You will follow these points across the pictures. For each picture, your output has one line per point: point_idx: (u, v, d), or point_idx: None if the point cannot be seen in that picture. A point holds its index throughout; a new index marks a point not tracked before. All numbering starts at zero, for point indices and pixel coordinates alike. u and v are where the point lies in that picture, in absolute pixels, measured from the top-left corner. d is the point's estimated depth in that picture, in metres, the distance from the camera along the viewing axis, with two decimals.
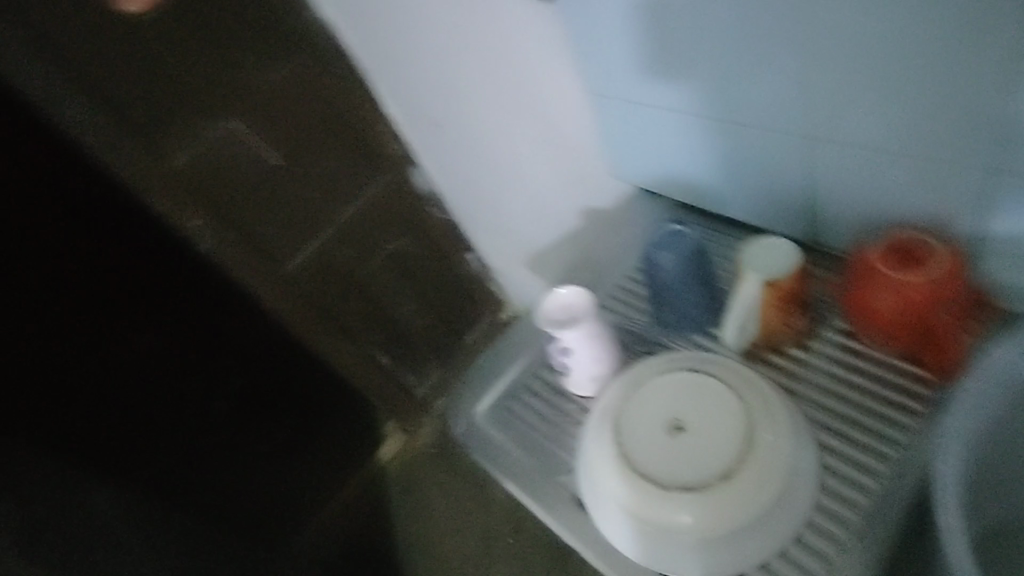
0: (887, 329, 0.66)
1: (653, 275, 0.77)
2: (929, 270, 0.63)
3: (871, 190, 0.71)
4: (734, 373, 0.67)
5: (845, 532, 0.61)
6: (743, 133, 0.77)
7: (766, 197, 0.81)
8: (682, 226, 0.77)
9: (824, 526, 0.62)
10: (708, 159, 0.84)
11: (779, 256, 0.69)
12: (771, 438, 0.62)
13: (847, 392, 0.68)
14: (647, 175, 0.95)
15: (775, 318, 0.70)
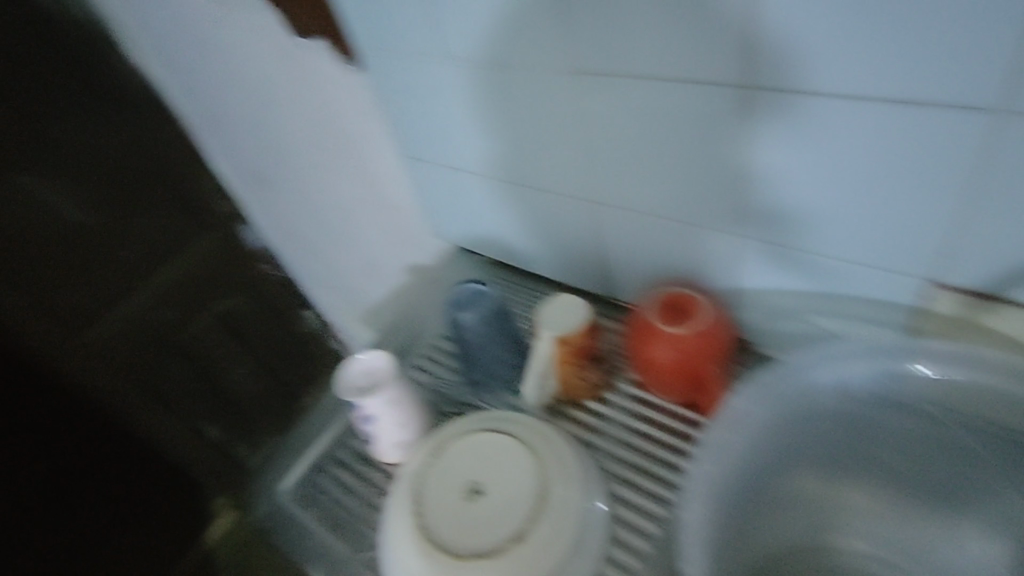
0: (664, 377, 0.70)
1: (458, 335, 0.77)
2: (695, 321, 0.68)
3: (639, 253, 0.76)
4: (530, 430, 0.69)
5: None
6: (534, 197, 0.82)
7: (563, 257, 0.86)
8: (483, 287, 0.78)
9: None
10: (510, 221, 0.89)
11: (569, 314, 0.71)
12: (561, 490, 0.63)
13: (637, 442, 0.72)
14: (464, 234, 0.99)
15: (570, 373, 0.73)
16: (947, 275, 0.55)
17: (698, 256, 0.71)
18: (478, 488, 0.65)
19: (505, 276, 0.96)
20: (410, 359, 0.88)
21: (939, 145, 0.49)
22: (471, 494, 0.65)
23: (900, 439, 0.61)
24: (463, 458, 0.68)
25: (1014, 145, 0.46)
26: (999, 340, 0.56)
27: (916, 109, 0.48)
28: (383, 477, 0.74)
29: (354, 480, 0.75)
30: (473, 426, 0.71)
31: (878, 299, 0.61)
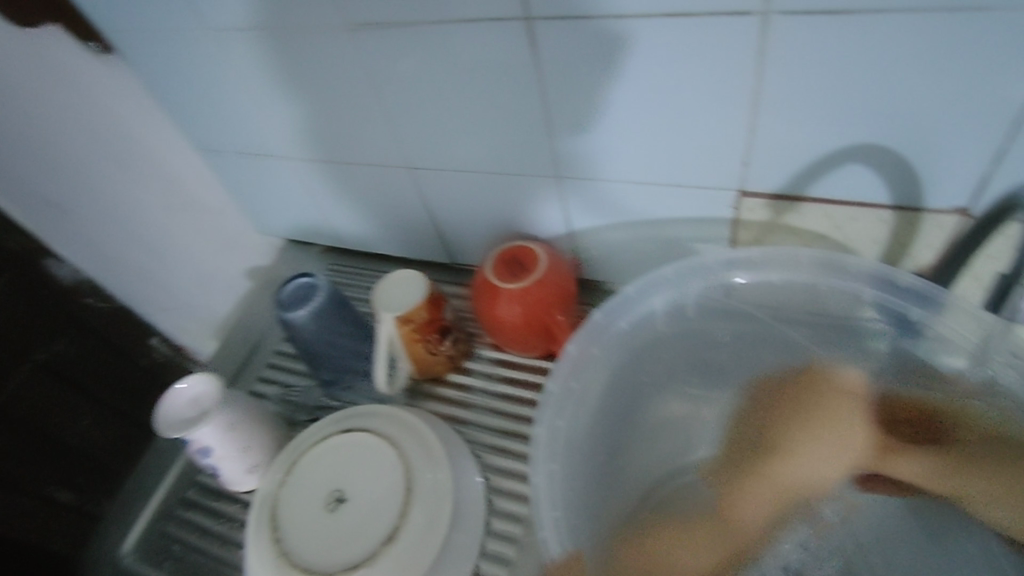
0: (517, 335, 0.68)
1: (295, 336, 0.70)
2: (535, 271, 0.65)
3: (470, 215, 0.73)
4: (390, 423, 0.65)
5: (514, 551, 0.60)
6: (351, 175, 0.76)
7: (399, 233, 0.81)
8: (312, 279, 0.71)
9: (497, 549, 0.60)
10: (336, 204, 0.82)
11: (405, 291, 0.67)
12: (427, 476, 0.60)
13: (504, 407, 0.70)
14: (292, 226, 0.90)
15: (421, 351, 0.68)
16: (753, 183, 0.56)
17: (530, 206, 0.69)
18: (341, 494, 0.60)
19: (346, 263, 0.89)
20: (254, 373, 0.80)
21: (719, 54, 0.48)
22: (333, 503, 0.60)
23: (740, 347, 0.64)
24: (321, 466, 0.63)
25: (785, 44, 0.46)
26: (809, 238, 0.59)
27: (692, 21, 0.47)
28: (240, 507, 0.67)
29: (207, 518, 0.67)
30: (328, 430, 0.66)
31: (701, 217, 0.61)
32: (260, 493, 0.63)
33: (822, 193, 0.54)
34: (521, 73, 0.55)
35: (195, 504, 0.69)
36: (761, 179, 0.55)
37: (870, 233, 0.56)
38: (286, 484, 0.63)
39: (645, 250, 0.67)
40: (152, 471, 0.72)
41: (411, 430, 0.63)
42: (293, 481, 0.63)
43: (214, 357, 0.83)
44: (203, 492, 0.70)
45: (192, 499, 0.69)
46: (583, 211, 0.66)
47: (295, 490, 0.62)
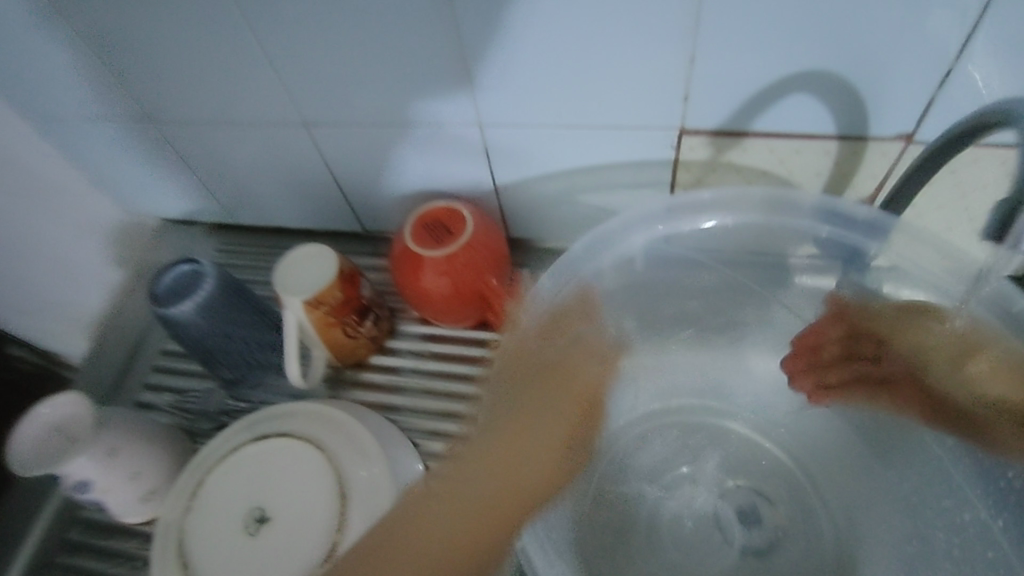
0: (448, 306, 0.61)
1: (181, 334, 0.59)
2: (461, 235, 0.58)
3: (378, 175, 0.64)
4: (312, 421, 0.56)
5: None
6: (230, 137, 0.64)
7: (296, 202, 0.71)
8: (193, 265, 0.60)
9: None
10: (216, 173, 0.69)
11: (310, 270, 0.57)
12: (365, 478, 0.52)
13: (440, 386, 0.63)
14: (165, 203, 0.77)
15: (340, 335, 0.60)
16: (693, 120, 0.51)
17: (447, 161, 0.60)
18: (260, 512, 0.52)
19: (237, 241, 0.77)
20: (139, 379, 0.68)
21: None
22: (253, 523, 0.51)
23: (686, 293, 0.61)
24: (230, 482, 0.54)
25: None
26: (750, 175, 0.55)
27: None
28: (140, 542, 0.57)
29: (100, 560, 0.57)
30: (234, 439, 0.56)
31: (639, 159, 0.56)
32: (160, 525, 0.53)
33: (766, 127, 0.51)
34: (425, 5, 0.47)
35: (82, 545, 0.58)
36: (702, 115, 0.51)
37: (812, 163, 0.53)
38: (190, 510, 0.53)
39: (578, 201, 0.62)
40: (21, 516, 0.60)
41: (335, 425, 0.55)
42: (198, 505, 0.53)
43: (85, 367, 0.70)
44: (90, 531, 0.58)
45: (77, 541, 0.58)
46: (508, 162, 0.59)
47: (203, 516, 0.52)
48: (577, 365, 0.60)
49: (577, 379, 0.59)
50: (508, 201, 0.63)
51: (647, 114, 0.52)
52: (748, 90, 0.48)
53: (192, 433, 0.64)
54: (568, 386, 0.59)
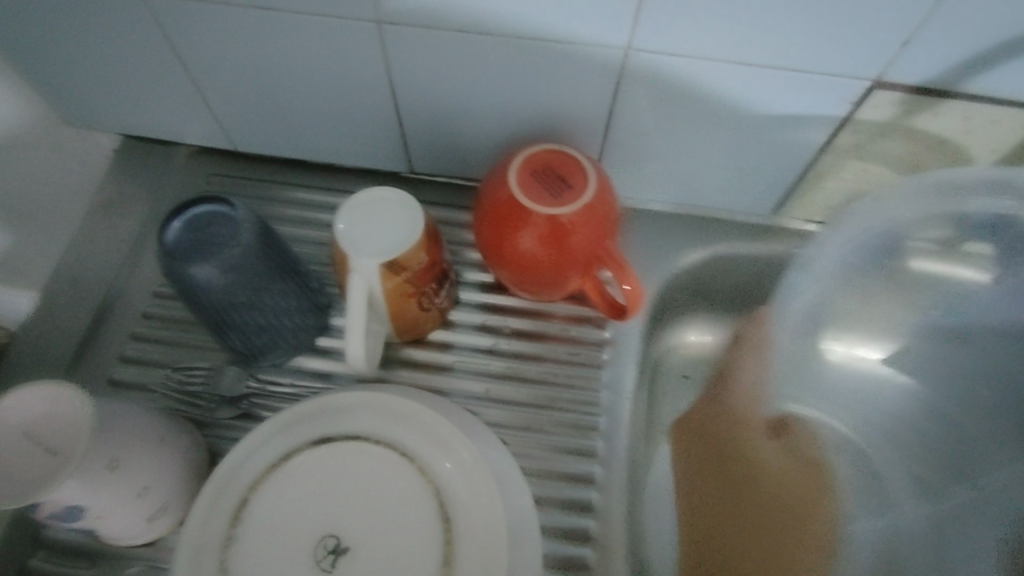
0: (544, 276, 0.48)
1: (192, 297, 0.43)
2: (583, 191, 0.46)
3: (461, 105, 0.50)
4: (377, 417, 0.44)
5: (590, 552, 0.46)
6: (262, 36, 0.47)
7: (332, 129, 0.55)
8: (213, 205, 0.43)
9: (564, 551, 0.46)
10: (225, 82, 0.52)
11: (387, 223, 0.43)
12: (459, 474, 0.43)
13: (524, 369, 0.52)
14: (137, 116, 0.58)
15: (411, 308, 0.47)
16: (894, 74, 0.42)
17: (559, 94, 0.48)
18: (334, 536, 0.40)
19: (238, 172, 0.61)
20: (116, 350, 0.53)
21: None
22: (325, 553, 0.40)
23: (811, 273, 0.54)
24: (287, 498, 0.42)
25: None
26: (922, 144, 0.48)
27: None
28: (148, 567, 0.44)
29: None
30: (284, 440, 0.43)
31: (805, 113, 0.47)
32: (190, 556, 0.40)
33: (977, 89, 0.42)
34: None
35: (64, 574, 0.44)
36: (909, 68, 0.42)
37: (1005, 135, 0.46)
38: (236, 536, 0.41)
39: (704, 158, 0.52)
40: None
41: (417, 422, 0.44)
42: (246, 529, 0.41)
43: (39, 332, 0.53)
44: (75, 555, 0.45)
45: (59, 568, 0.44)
46: (640, 97, 0.47)
47: (255, 542, 0.40)
48: (756, 449, 0.57)
49: (772, 469, 0.57)
50: (616, 151, 0.52)
51: (843, 61, 0.42)
52: (981, 43, 0.40)
53: (200, 424, 0.50)
54: (766, 476, 0.56)
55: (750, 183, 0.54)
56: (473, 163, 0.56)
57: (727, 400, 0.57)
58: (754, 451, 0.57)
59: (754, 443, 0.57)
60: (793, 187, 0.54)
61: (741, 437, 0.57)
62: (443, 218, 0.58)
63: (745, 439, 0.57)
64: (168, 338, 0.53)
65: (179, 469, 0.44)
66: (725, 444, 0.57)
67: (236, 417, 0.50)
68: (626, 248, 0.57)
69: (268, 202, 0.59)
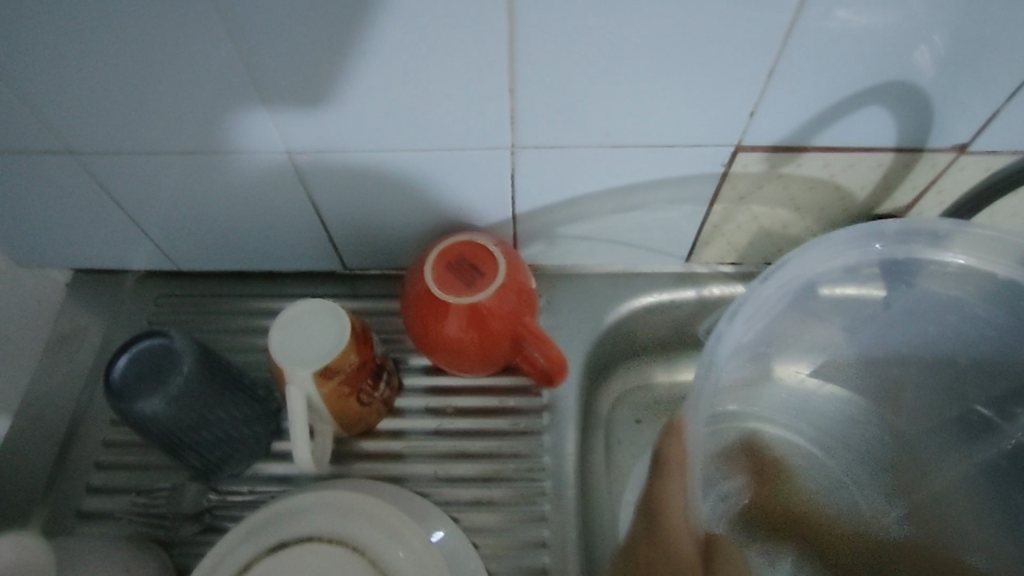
0: (472, 358, 0.52)
1: (141, 429, 0.46)
2: (495, 277, 0.50)
3: (376, 207, 0.54)
4: (330, 515, 0.47)
5: None
6: (184, 172, 0.51)
7: (265, 242, 0.59)
8: (156, 341, 0.47)
9: None
10: (157, 214, 0.56)
11: (316, 334, 0.46)
12: (410, 559, 0.46)
13: (469, 445, 0.55)
14: (82, 250, 0.62)
15: (352, 406, 0.50)
16: (749, 139, 0.47)
17: (463, 190, 0.53)
18: None
19: (184, 289, 0.64)
20: (80, 480, 0.55)
21: None
22: None
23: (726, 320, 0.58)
24: None
25: None
26: (794, 190, 0.53)
27: None
28: None
29: None
30: (244, 550, 0.46)
31: (686, 175, 0.51)
32: None
33: (827, 140, 0.47)
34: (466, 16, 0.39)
35: None
36: (759, 134, 0.47)
37: (866, 176, 0.51)
38: None
39: (607, 222, 0.56)
40: None
41: (364, 515, 0.47)
42: None
43: (6, 473, 0.56)
44: None
45: None
46: (535, 183, 0.52)
47: None
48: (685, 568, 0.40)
49: None
50: (527, 228, 0.56)
51: (704, 133, 0.47)
52: (817, 106, 0.45)
53: (168, 543, 0.52)
54: None
55: (656, 237, 0.58)
56: (400, 254, 0.60)
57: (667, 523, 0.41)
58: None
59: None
60: (697, 237, 0.58)
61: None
62: (381, 308, 0.62)
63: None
64: (131, 463, 0.55)
65: None
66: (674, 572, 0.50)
67: (202, 532, 0.52)
68: (555, 312, 0.61)
69: (215, 314, 0.63)
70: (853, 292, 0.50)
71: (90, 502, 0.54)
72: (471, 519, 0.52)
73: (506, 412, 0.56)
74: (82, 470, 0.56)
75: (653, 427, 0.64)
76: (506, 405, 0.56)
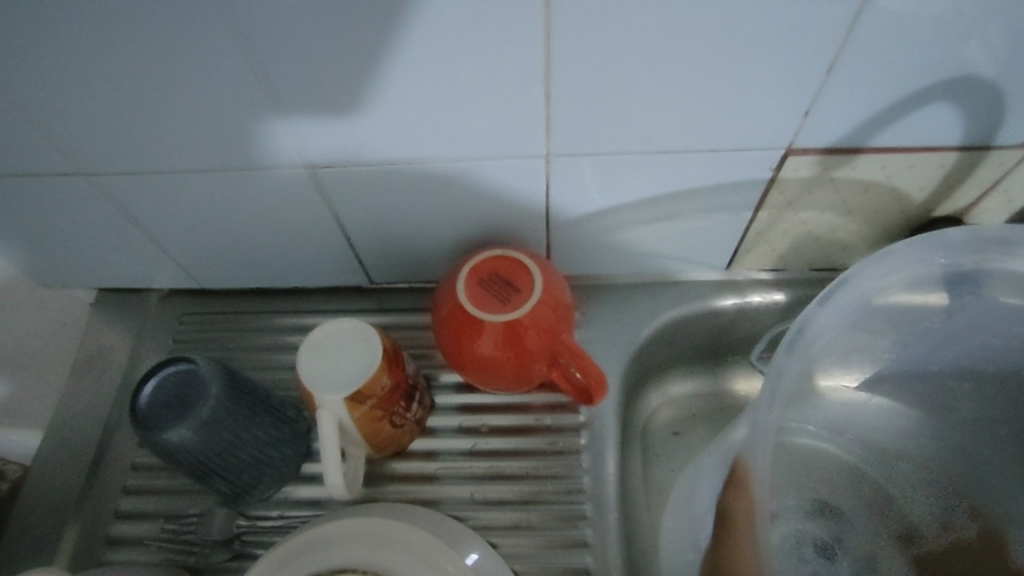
0: (506, 377, 0.49)
1: (168, 457, 0.45)
2: (530, 293, 0.47)
3: (404, 221, 0.52)
4: (366, 545, 0.45)
5: None
6: (207, 189, 0.50)
7: (291, 258, 0.58)
8: (182, 365, 0.46)
9: None
10: (181, 231, 0.55)
11: (347, 357, 0.45)
12: None
13: (505, 466, 0.52)
14: (105, 269, 0.61)
15: (384, 429, 0.48)
16: (800, 142, 0.45)
17: (495, 202, 0.50)
18: None
19: (208, 305, 0.63)
20: (108, 505, 0.54)
21: None
22: None
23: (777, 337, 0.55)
24: None
25: None
26: (845, 194, 0.49)
27: None
28: None
29: None
30: None
31: (730, 181, 0.49)
32: None
33: (886, 139, 0.44)
34: (502, 22, 0.37)
35: None
36: (810, 137, 0.44)
37: (924, 178, 0.48)
38: None
39: (645, 231, 0.53)
40: None
41: (399, 543, 0.45)
42: None
43: (34, 498, 0.55)
44: None
45: None
46: (571, 193, 0.49)
47: None
48: None
49: None
50: (561, 238, 0.54)
51: (753, 135, 0.44)
52: (876, 106, 0.42)
53: (197, 570, 0.51)
54: None
55: (697, 244, 0.55)
56: (429, 266, 0.58)
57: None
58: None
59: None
60: (740, 244, 0.55)
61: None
62: (410, 323, 0.60)
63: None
64: (159, 487, 0.54)
65: None
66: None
67: (232, 560, 0.51)
68: (590, 323, 0.59)
69: (241, 331, 0.62)
70: (916, 306, 0.47)
71: (118, 528, 0.53)
72: (510, 545, 0.50)
73: (543, 432, 0.54)
74: (110, 494, 0.54)
75: (695, 442, 0.61)
76: (542, 424, 0.54)
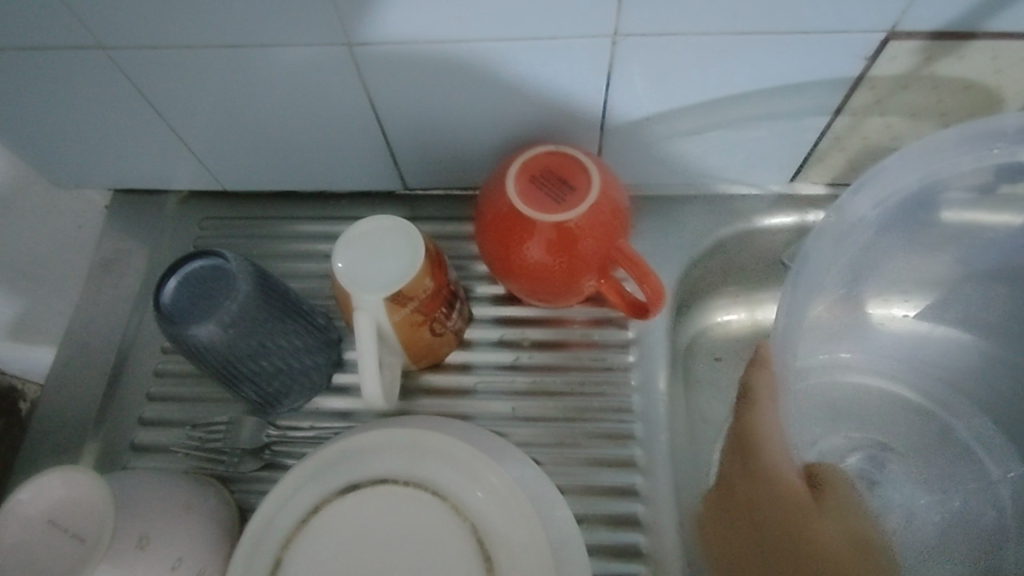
0: (556, 285, 0.46)
1: (194, 357, 0.42)
2: (587, 193, 0.43)
3: (447, 117, 0.48)
4: (406, 455, 0.43)
5: (643, 568, 0.44)
6: (229, 73, 0.45)
7: (320, 158, 0.53)
8: (209, 261, 0.42)
9: (615, 569, 0.44)
10: (202, 123, 0.50)
11: (386, 256, 0.41)
12: (489, 499, 0.42)
13: (549, 382, 0.49)
14: (119, 167, 0.56)
15: (424, 336, 0.45)
16: (905, 26, 0.39)
17: (549, 95, 0.45)
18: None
19: (230, 210, 0.59)
20: (132, 412, 0.52)
21: None
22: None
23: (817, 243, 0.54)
24: (322, 544, 0.41)
25: None
26: (943, 92, 0.44)
27: None
28: None
29: None
30: (314, 488, 0.42)
31: (817, 75, 0.43)
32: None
33: (1003, 24, 0.39)
34: None
35: None
36: (918, 19, 0.39)
37: None
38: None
39: (709, 135, 0.49)
40: None
41: (441, 453, 0.43)
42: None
43: (57, 404, 0.52)
44: None
45: None
46: (635, 84, 0.44)
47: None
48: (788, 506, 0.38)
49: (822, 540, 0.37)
50: (616, 140, 0.49)
51: (853, 15, 0.38)
52: None
53: (228, 479, 0.49)
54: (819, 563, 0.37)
55: (764, 151, 0.50)
56: (467, 168, 0.53)
57: (760, 467, 0.39)
58: (804, 521, 0.38)
59: (804, 514, 0.38)
60: (811, 153, 0.50)
61: (781, 509, 0.38)
62: (445, 233, 0.56)
63: (788, 511, 0.38)
64: (185, 395, 0.52)
65: (210, 530, 0.42)
66: (761, 503, 0.39)
67: (262, 469, 0.49)
68: (640, 238, 0.54)
69: (265, 238, 0.58)
70: (988, 217, 0.46)
71: (144, 436, 0.51)
72: (554, 462, 0.47)
73: (589, 348, 0.50)
74: (135, 402, 0.52)
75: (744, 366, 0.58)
76: (586, 340, 0.51)
